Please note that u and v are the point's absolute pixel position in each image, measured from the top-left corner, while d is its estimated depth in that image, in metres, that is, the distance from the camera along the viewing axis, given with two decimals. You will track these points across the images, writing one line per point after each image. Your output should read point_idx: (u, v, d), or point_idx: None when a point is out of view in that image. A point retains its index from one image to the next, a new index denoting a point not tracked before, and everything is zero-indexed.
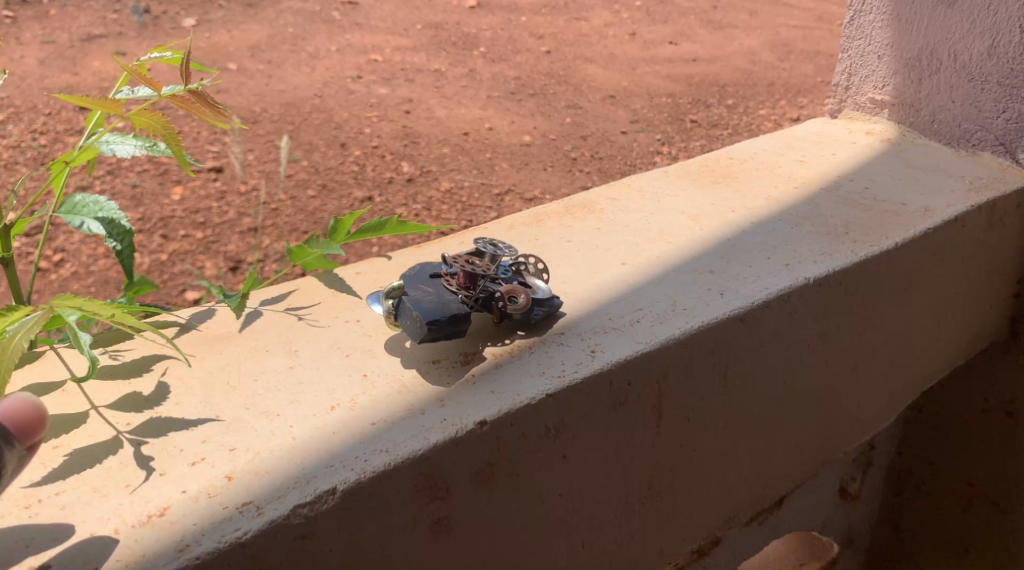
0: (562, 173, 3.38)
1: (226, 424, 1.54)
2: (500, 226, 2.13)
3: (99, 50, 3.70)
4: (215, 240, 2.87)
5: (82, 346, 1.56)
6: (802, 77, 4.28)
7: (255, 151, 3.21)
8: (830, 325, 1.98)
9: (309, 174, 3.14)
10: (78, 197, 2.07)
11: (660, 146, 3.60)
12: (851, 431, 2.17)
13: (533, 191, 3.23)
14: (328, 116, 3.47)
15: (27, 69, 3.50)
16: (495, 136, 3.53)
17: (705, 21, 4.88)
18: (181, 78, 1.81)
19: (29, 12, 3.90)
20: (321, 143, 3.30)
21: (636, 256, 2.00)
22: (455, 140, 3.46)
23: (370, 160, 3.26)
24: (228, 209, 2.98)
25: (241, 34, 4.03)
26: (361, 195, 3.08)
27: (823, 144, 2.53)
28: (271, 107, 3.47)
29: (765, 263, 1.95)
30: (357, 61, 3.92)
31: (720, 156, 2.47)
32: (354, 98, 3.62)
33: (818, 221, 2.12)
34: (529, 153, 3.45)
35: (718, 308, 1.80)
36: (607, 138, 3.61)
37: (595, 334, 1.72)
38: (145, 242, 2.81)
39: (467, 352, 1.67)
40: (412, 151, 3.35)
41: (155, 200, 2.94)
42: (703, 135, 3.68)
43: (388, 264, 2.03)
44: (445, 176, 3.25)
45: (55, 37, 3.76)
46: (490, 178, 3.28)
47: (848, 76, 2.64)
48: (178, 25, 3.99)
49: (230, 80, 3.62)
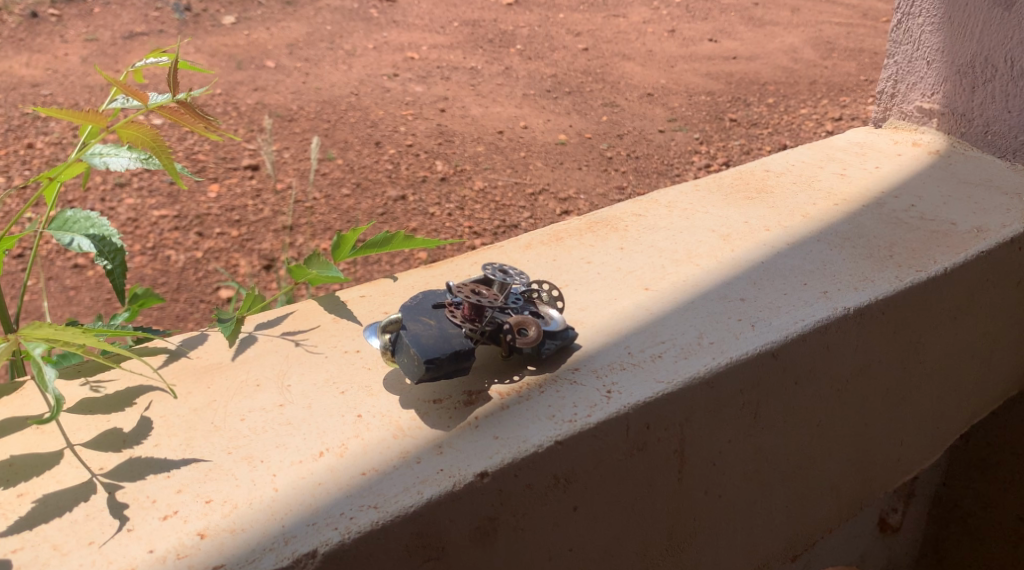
0: (597, 172, 3.23)
1: (204, 470, 1.42)
2: (517, 244, 1.98)
3: (140, 47, 3.63)
4: (250, 239, 2.76)
5: (46, 381, 1.41)
6: (845, 76, 4.05)
7: (290, 149, 3.10)
8: (872, 359, 1.81)
9: (343, 172, 3.04)
10: (71, 212, 1.94)
11: (698, 145, 3.43)
12: (893, 471, 2.00)
13: (567, 192, 3.10)
14: (363, 114, 3.34)
15: (69, 67, 3.44)
16: (530, 135, 3.38)
17: (746, 18, 4.69)
18: (168, 86, 1.68)
19: (74, 10, 3.86)
20: (356, 141, 3.18)
21: (660, 281, 1.85)
22: (489, 138, 3.32)
23: (405, 159, 3.13)
24: (263, 207, 2.88)
25: (279, 31, 3.92)
26: (394, 194, 2.96)
27: (866, 156, 2.36)
28: (307, 105, 3.36)
29: (801, 290, 1.79)
30: (393, 59, 3.79)
31: (755, 168, 2.31)
32: (389, 96, 3.50)
33: (860, 242, 1.96)
34: (564, 152, 3.31)
35: (748, 342, 1.64)
36: (644, 137, 3.46)
37: (611, 371, 1.57)
38: (180, 239, 2.73)
39: (472, 390, 1.53)
40: (446, 149, 3.22)
41: (191, 198, 2.86)
42: (742, 135, 3.51)
43: (393, 286, 1.89)
44: (478, 175, 3.12)
45: (97, 34, 3.69)
46: (524, 178, 3.15)
47: (894, 83, 2.47)
48: (218, 23, 3.91)
49: (267, 78, 3.51)
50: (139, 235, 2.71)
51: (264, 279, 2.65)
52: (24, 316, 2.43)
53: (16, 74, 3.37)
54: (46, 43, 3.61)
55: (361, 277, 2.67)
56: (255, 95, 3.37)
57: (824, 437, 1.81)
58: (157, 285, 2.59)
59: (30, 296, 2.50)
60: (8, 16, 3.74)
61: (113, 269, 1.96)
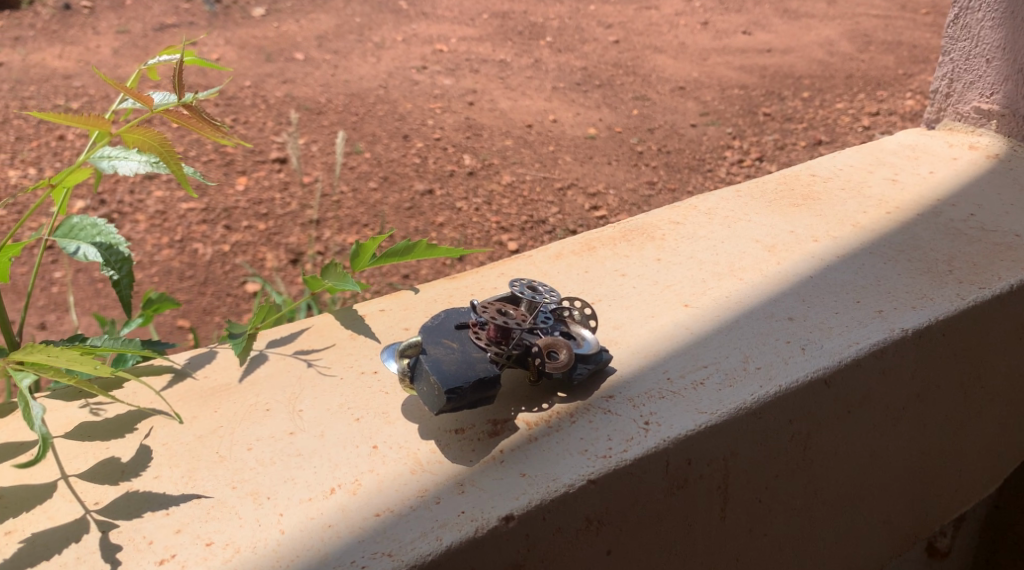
0: (627, 167, 3.10)
1: (206, 508, 1.32)
2: (547, 253, 1.85)
3: (171, 40, 3.55)
4: (278, 233, 2.66)
5: (32, 419, 1.31)
6: (883, 69, 3.87)
7: (318, 142, 2.98)
8: (931, 384, 1.68)
9: (371, 165, 2.92)
10: (77, 218, 1.74)
11: (731, 140, 3.28)
12: (950, 503, 1.86)
13: (596, 187, 2.97)
14: (392, 107, 3.23)
15: (102, 59, 3.37)
16: (559, 128, 3.25)
17: (781, 10, 4.52)
18: (175, 88, 1.54)
19: (106, 3, 3.80)
20: (384, 135, 3.07)
21: (701, 296, 1.72)
22: (518, 132, 3.20)
23: (433, 152, 3.01)
24: (291, 201, 2.77)
25: (308, 23, 3.82)
26: (422, 188, 2.85)
27: (919, 159, 2.21)
28: (336, 97, 3.24)
29: (854, 309, 1.66)
30: (422, 51, 3.67)
31: (799, 172, 2.17)
32: (418, 89, 3.38)
33: (917, 254, 1.83)
34: (594, 146, 3.18)
35: (799, 368, 1.52)
36: (676, 131, 3.31)
37: (649, 400, 1.45)
38: (208, 232, 2.63)
39: (497, 419, 1.41)
40: (474, 143, 3.09)
41: (219, 191, 2.76)
42: (777, 129, 3.35)
43: (414, 300, 1.75)
44: (507, 169, 2.99)
45: (129, 26, 3.63)
46: (553, 172, 3.02)
47: (949, 81, 2.33)
48: (248, 15, 3.82)
49: (295, 70, 3.40)
50: (167, 228, 2.62)
51: (290, 274, 2.56)
52: (51, 309, 2.37)
53: (49, 66, 3.30)
54: (79, 35, 3.55)
55: (387, 272, 2.57)
56: (284, 87, 3.26)
57: (878, 468, 1.68)
58: (184, 278, 2.50)
59: (57, 288, 2.43)
60: (42, 8, 3.71)
61: (120, 281, 1.76)
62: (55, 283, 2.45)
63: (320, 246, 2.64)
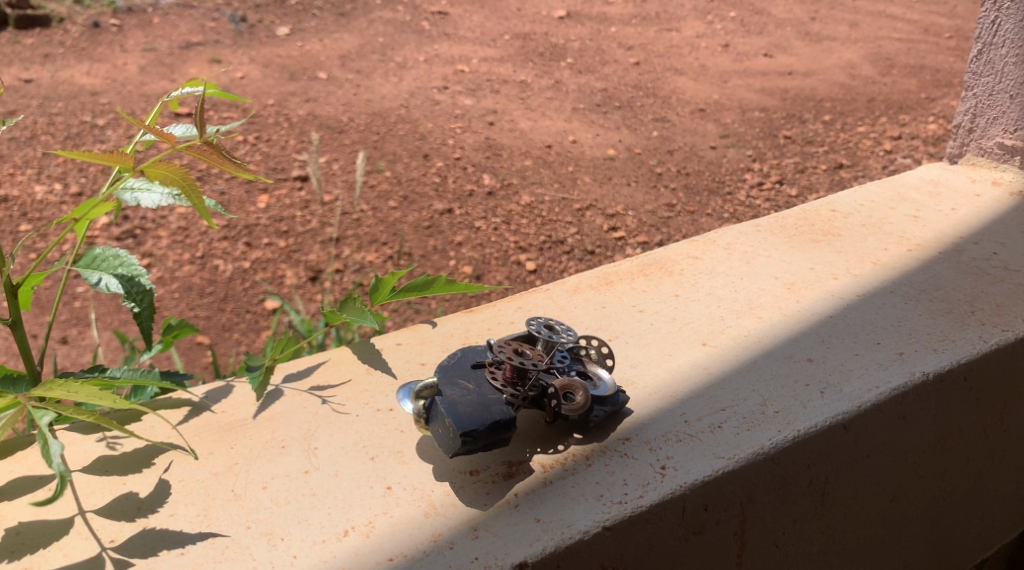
0: (646, 188, 3.09)
1: (220, 547, 1.31)
2: (565, 287, 1.85)
3: (196, 58, 3.58)
4: (298, 250, 2.67)
5: (51, 456, 1.28)
6: (905, 93, 3.85)
7: (339, 161, 2.99)
8: (952, 428, 1.66)
9: (391, 184, 2.93)
10: (101, 249, 1.67)
11: (751, 162, 3.27)
12: (972, 550, 1.82)
13: (615, 208, 2.96)
14: (413, 126, 3.23)
15: (128, 76, 3.39)
16: (579, 149, 3.25)
17: (803, 32, 4.51)
18: (196, 124, 1.52)
19: (133, 21, 3.84)
20: (405, 154, 3.07)
21: (719, 335, 1.71)
22: (538, 152, 3.19)
23: (452, 172, 3.01)
24: (311, 218, 2.77)
25: (332, 43, 3.84)
26: (441, 208, 2.85)
27: (941, 195, 2.19)
28: (358, 116, 3.25)
29: (875, 351, 1.65)
30: (444, 72, 3.67)
31: (819, 207, 2.15)
32: (439, 109, 3.38)
33: (938, 295, 1.81)
34: (613, 167, 3.17)
35: (817, 413, 1.51)
36: (695, 153, 3.30)
37: (667, 443, 1.44)
38: (229, 249, 2.65)
39: (512, 461, 1.40)
40: (494, 163, 3.10)
41: (241, 208, 2.76)
42: (797, 152, 3.34)
43: (430, 334, 1.72)
44: (526, 189, 2.99)
45: (156, 44, 3.66)
46: (572, 193, 3.01)
47: (972, 117, 2.33)
48: (272, 34, 3.85)
49: (318, 89, 3.42)
50: (188, 244, 2.65)
51: (309, 291, 2.57)
52: (73, 324, 2.40)
53: (77, 83, 3.33)
54: (107, 53, 3.58)
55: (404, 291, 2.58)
56: (306, 106, 3.28)
57: (897, 513, 1.66)
58: (204, 294, 2.52)
59: (80, 303, 2.46)
60: (71, 26, 3.75)
61: (141, 313, 1.67)
62: (78, 297, 2.47)
63: (339, 264, 2.65)
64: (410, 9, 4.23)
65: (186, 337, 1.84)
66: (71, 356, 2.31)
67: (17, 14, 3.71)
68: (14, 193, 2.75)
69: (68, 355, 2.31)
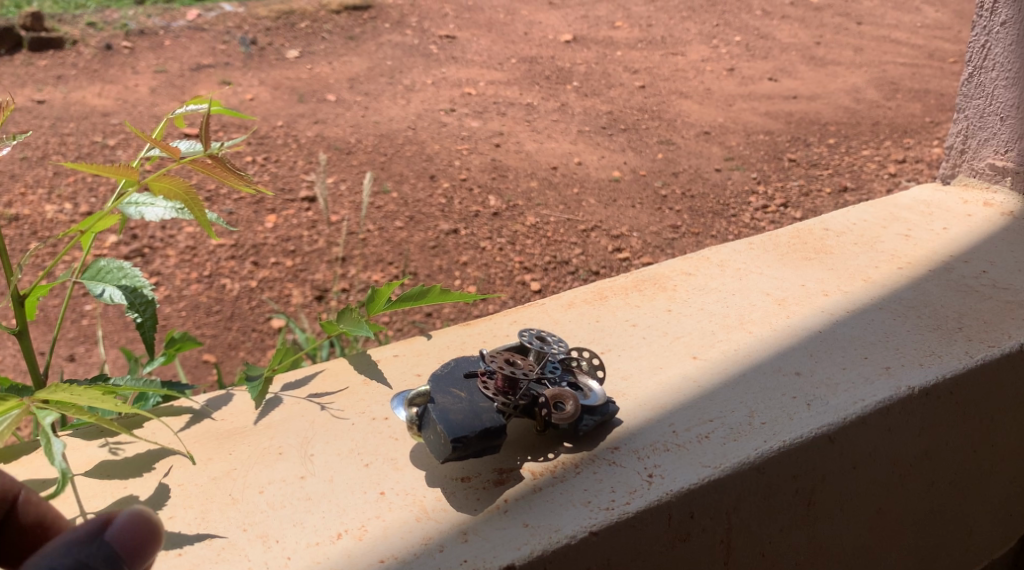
0: (650, 210, 3.12)
1: (217, 549, 1.35)
2: (560, 302, 1.88)
3: (207, 80, 3.64)
4: (304, 269, 2.71)
5: (53, 455, 1.35)
6: (909, 117, 3.89)
7: (346, 182, 3.04)
8: (939, 440, 1.69)
9: (398, 205, 2.97)
10: (105, 261, 1.70)
11: (755, 185, 3.31)
12: (961, 562, 1.85)
13: (620, 229, 2.99)
14: (419, 148, 3.28)
15: (140, 97, 3.45)
16: (584, 171, 3.29)
17: (807, 57, 4.56)
18: (200, 138, 1.55)
19: (145, 43, 3.91)
20: (412, 175, 3.12)
21: (710, 348, 1.74)
22: (543, 174, 3.24)
23: (458, 193, 3.05)
24: (319, 238, 2.82)
25: (341, 66, 3.90)
26: (447, 228, 2.90)
27: (933, 215, 2.23)
28: (366, 138, 3.31)
29: (862, 364, 1.68)
30: (451, 95, 3.73)
31: (812, 226, 2.19)
32: (446, 131, 3.43)
33: (926, 311, 1.84)
34: (618, 189, 3.21)
35: (803, 424, 1.54)
36: (700, 175, 3.34)
37: (655, 452, 1.48)
38: (236, 268, 2.70)
39: (503, 468, 1.44)
40: (500, 184, 3.14)
41: (249, 227, 2.81)
42: (802, 175, 3.37)
43: (426, 346, 1.76)
44: (531, 211, 3.03)
45: (167, 66, 3.72)
46: (577, 214, 3.05)
47: (964, 138, 2.37)
48: (282, 57, 3.91)
49: (327, 112, 3.47)
50: (196, 263, 2.70)
51: (315, 310, 2.61)
52: (81, 341, 2.44)
53: (89, 105, 3.39)
54: (119, 74, 3.64)
55: (409, 310, 2.62)
56: (315, 128, 3.33)
57: (883, 524, 1.69)
58: (211, 313, 2.57)
59: (89, 320, 2.51)
60: (85, 48, 3.82)
61: (143, 323, 1.69)
62: (85, 315, 2.52)
63: (345, 283, 2.68)
64: (418, 33, 4.30)
65: (187, 348, 1.87)
66: (78, 372, 2.35)
67: (31, 36, 3.78)
68: (25, 212, 2.81)
69: (76, 372, 2.35)
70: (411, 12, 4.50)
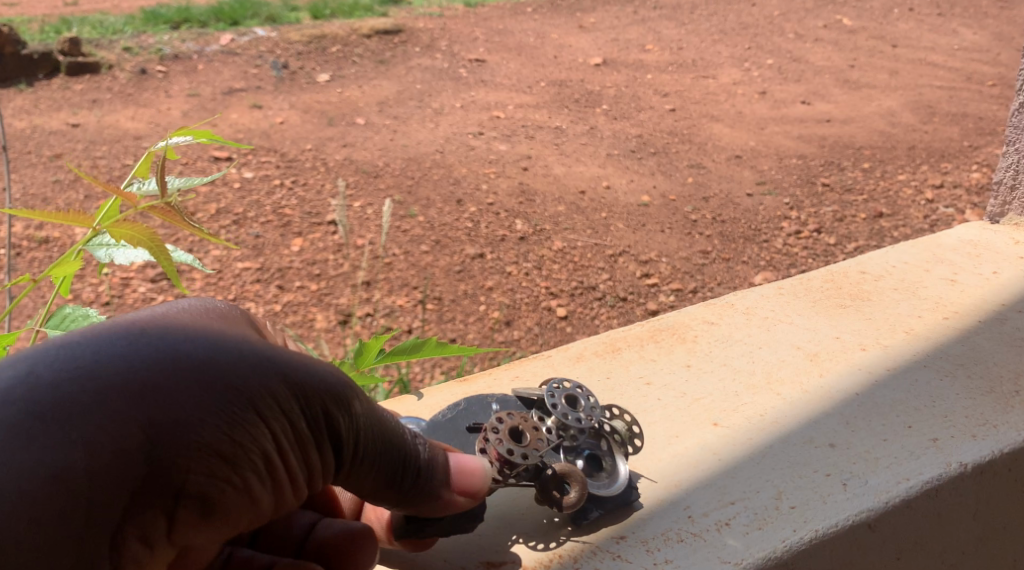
0: (680, 235, 2.92)
1: None
2: (568, 355, 1.70)
3: (238, 103, 3.51)
4: (329, 293, 2.51)
5: None
6: (947, 141, 3.67)
7: (373, 206, 2.87)
8: (994, 523, 1.48)
9: (424, 229, 2.79)
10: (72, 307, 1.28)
11: (788, 210, 3.09)
12: None
13: (649, 254, 2.80)
14: (447, 172, 3.11)
15: (171, 121, 3.31)
16: (612, 195, 3.11)
17: (842, 80, 4.35)
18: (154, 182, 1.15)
19: (178, 67, 3.80)
20: (438, 199, 2.94)
21: (733, 414, 1.54)
22: (571, 198, 3.05)
23: (485, 217, 2.88)
24: (343, 262, 2.62)
25: (371, 89, 3.75)
26: (473, 252, 2.70)
27: (981, 256, 2.02)
28: (394, 161, 3.15)
29: (906, 436, 1.48)
30: (479, 118, 3.57)
31: (849, 268, 1.99)
32: (474, 154, 3.26)
33: (977, 371, 1.64)
34: (647, 213, 3.02)
35: (840, 509, 1.34)
36: (731, 201, 3.15)
37: (666, 545, 1.29)
38: (260, 292, 2.49)
39: (491, 562, 1.27)
40: (528, 209, 2.96)
41: (275, 250, 2.64)
42: (836, 201, 3.16)
43: (416, 405, 1.58)
44: (559, 234, 2.84)
45: (199, 90, 3.60)
46: (604, 239, 2.85)
47: (1014, 172, 2.16)
48: (313, 81, 3.78)
49: (355, 135, 3.32)
50: (222, 286, 2.49)
51: (336, 335, 2.37)
52: None
53: (122, 127, 3.25)
54: (151, 98, 3.51)
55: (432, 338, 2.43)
56: (343, 151, 3.19)
57: None
58: None
59: None
60: (119, 73, 3.71)
61: None
62: None
63: (368, 307, 2.47)
64: (448, 56, 4.15)
65: None
66: None
67: (69, 61, 3.66)
68: (55, 236, 2.66)
69: None
70: (441, 36, 4.37)
